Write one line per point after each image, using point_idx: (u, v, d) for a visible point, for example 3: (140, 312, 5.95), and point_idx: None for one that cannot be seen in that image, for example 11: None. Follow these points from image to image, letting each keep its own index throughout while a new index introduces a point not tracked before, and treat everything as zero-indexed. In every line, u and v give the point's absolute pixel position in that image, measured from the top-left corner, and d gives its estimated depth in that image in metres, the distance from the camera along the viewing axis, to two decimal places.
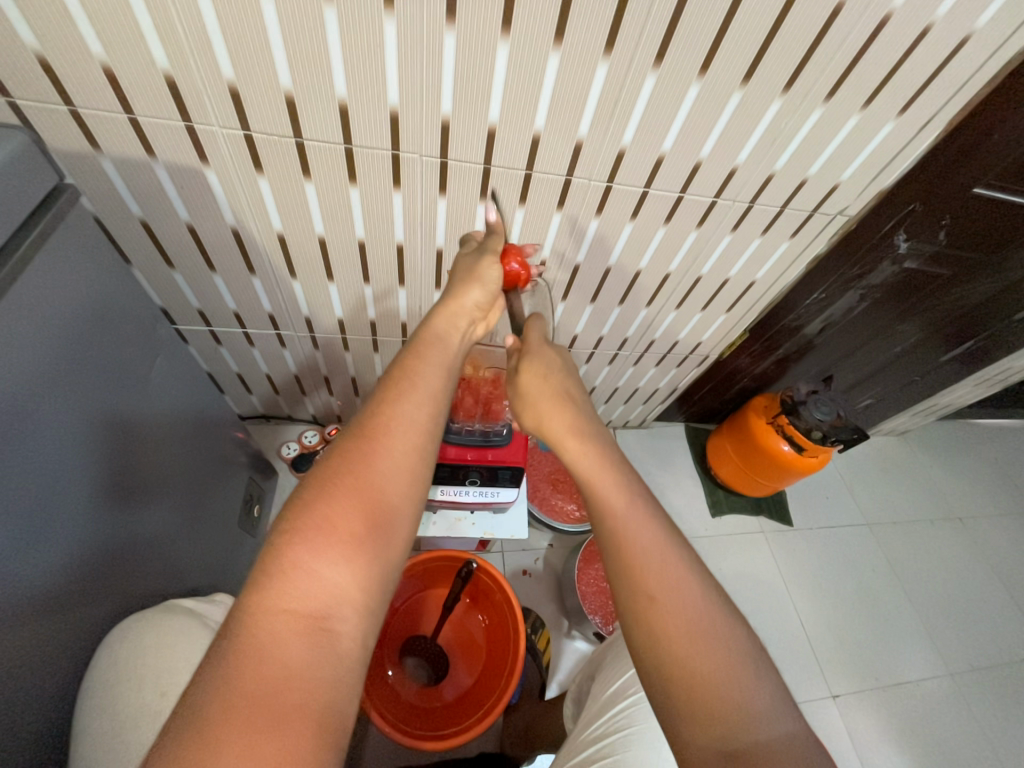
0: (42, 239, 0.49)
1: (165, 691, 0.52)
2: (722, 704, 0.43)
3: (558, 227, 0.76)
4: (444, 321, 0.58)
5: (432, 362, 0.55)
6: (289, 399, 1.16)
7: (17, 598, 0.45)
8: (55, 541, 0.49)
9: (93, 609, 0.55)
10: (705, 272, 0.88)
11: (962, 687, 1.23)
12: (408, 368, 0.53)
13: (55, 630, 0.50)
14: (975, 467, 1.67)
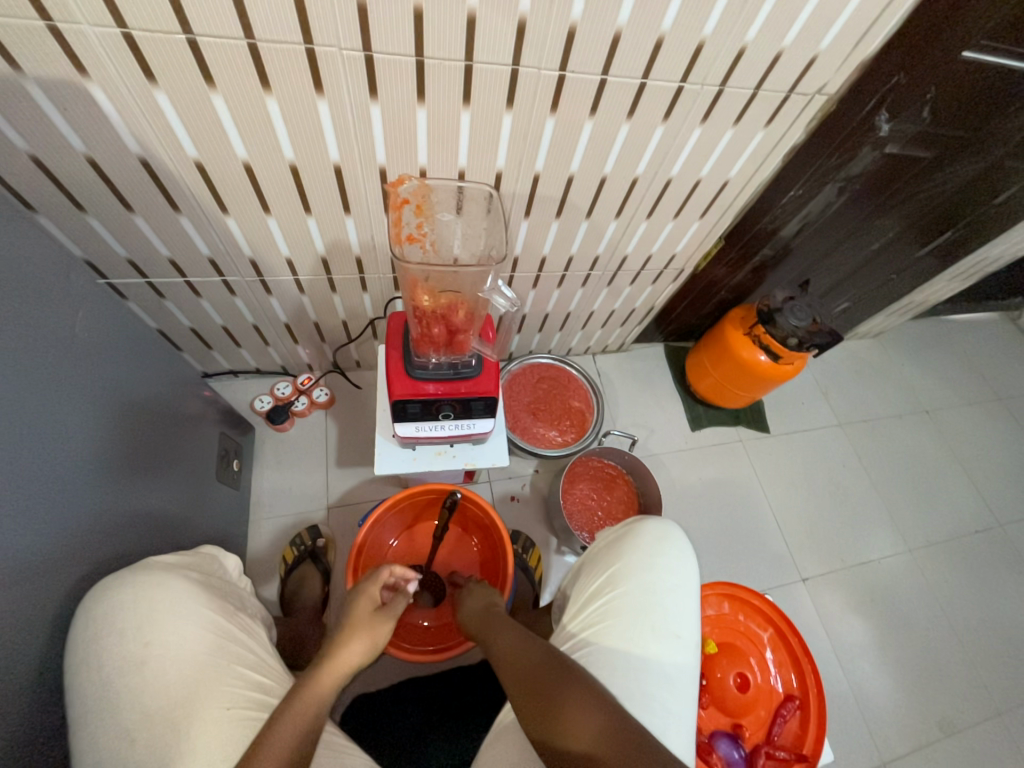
0: None
1: (148, 642, 0.50)
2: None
3: (511, 131, 0.68)
4: (373, 619, 0.62)
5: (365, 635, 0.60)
6: (253, 351, 1.11)
7: None
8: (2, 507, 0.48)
9: (64, 571, 0.54)
10: (675, 175, 0.82)
11: (919, 559, 1.35)
12: (344, 638, 0.58)
13: (22, 592, 0.49)
14: (945, 361, 1.71)
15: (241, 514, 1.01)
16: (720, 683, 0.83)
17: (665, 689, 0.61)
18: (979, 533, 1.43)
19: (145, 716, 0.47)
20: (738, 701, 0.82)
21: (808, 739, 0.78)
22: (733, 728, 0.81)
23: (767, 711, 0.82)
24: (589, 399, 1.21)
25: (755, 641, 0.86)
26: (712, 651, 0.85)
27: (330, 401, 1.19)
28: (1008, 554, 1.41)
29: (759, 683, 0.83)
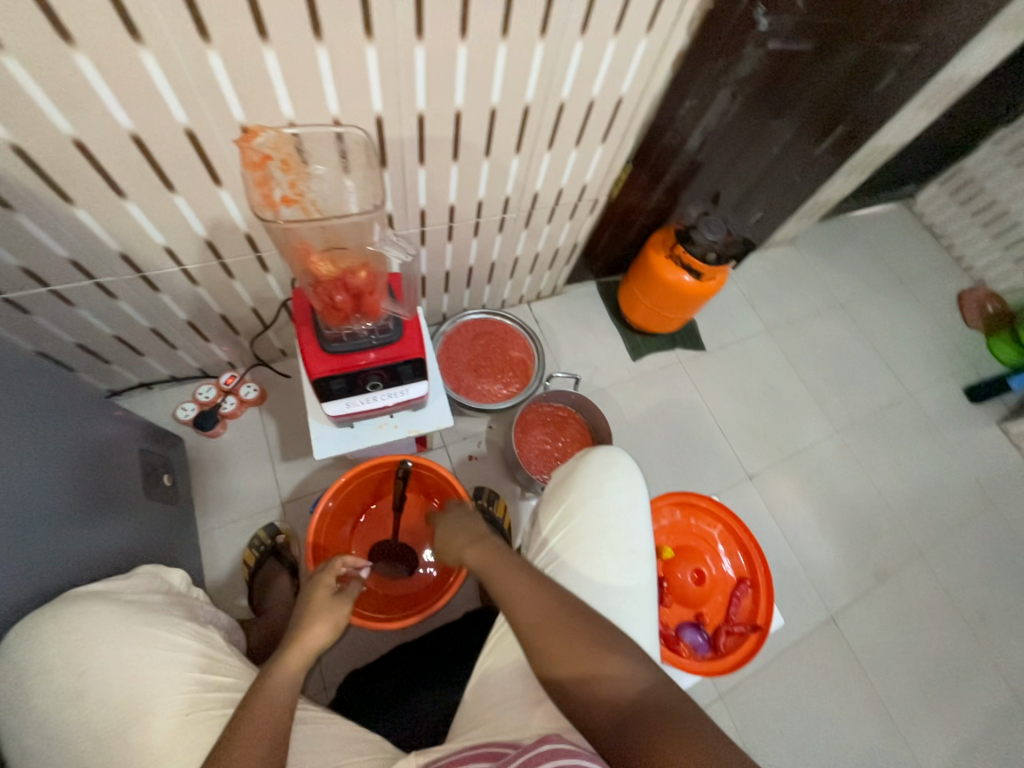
0: None
1: (83, 671, 0.47)
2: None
3: (379, 66, 0.62)
4: (329, 602, 0.59)
5: (324, 617, 0.57)
6: (161, 357, 1.02)
7: None
8: None
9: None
10: (567, 97, 0.78)
11: (846, 438, 1.50)
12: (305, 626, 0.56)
13: None
14: (854, 255, 1.83)
15: (187, 528, 0.96)
16: (680, 581, 0.90)
17: (629, 601, 0.65)
18: (895, 406, 1.58)
19: (98, 742, 0.45)
20: (698, 593, 0.90)
21: (759, 613, 0.87)
22: (696, 617, 0.89)
23: (722, 596, 0.90)
24: (529, 347, 1.20)
25: (707, 539, 0.94)
26: (670, 555, 0.92)
27: (261, 396, 1.13)
28: (919, 420, 1.58)
29: (714, 574, 0.92)
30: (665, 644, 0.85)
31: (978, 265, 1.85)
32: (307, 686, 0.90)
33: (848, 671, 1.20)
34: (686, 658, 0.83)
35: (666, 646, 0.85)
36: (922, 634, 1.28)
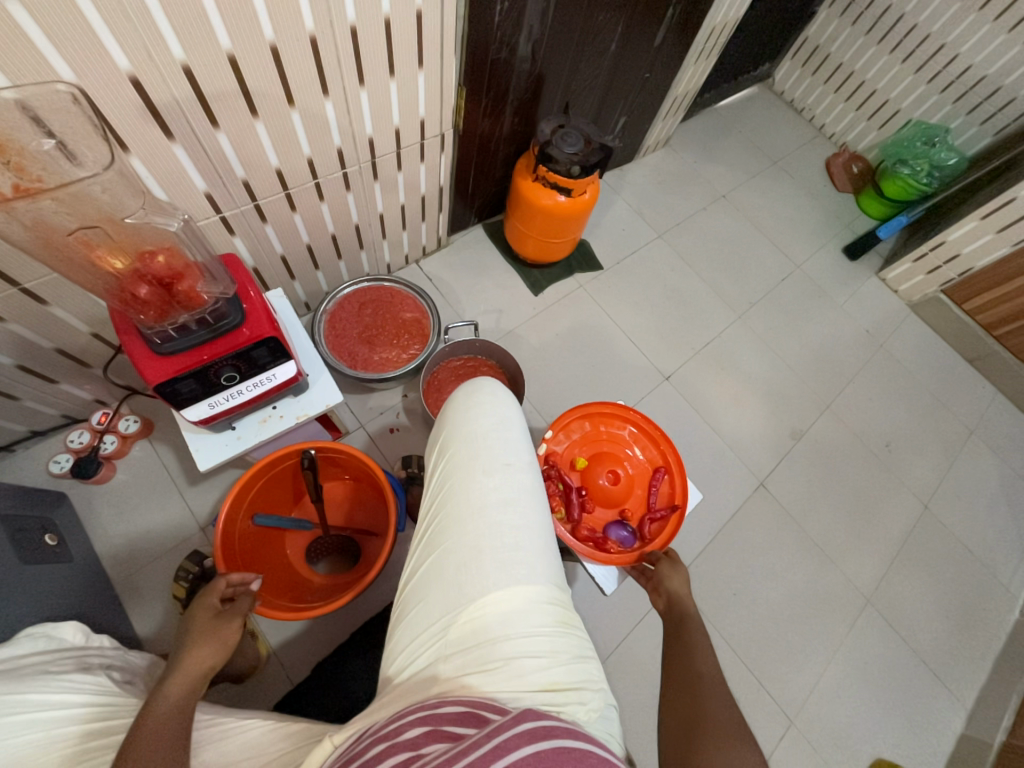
0: None
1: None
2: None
3: (100, 12, 0.53)
4: (216, 618, 0.59)
5: (211, 633, 0.57)
6: (6, 413, 0.91)
7: None
8: None
9: None
10: (356, 18, 0.71)
11: (749, 320, 1.58)
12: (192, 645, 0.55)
13: None
14: (726, 145, 1.87)
15: (97, 581, 0.89)
16: (600, 486, 0.94)
17: (512, 513, 0.57)
18: (786, 280, 1.68)
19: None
20: (618, 492, 0.94)
21: (676, 495, 0.92)
22: (621, 515, 0.94)
23: (643, 490, 0.95)
24: (420, 305, 1.16)
25: (618, 444, 0.99)
26: (586, 463, 0.96)
27: (145, 426, 1.04)
28: (809, 288, 1.68)
29: (631, 472, 0.96)
30: (595, 544, 0.89)
31: (838, 131, 1.94)
32: (271, 689, 0.89)
33: (783, 525, 1.32)
34: (614, 552, 0.87)
35: (595, 546, 0.89)
36: (840, 477, 1.42)
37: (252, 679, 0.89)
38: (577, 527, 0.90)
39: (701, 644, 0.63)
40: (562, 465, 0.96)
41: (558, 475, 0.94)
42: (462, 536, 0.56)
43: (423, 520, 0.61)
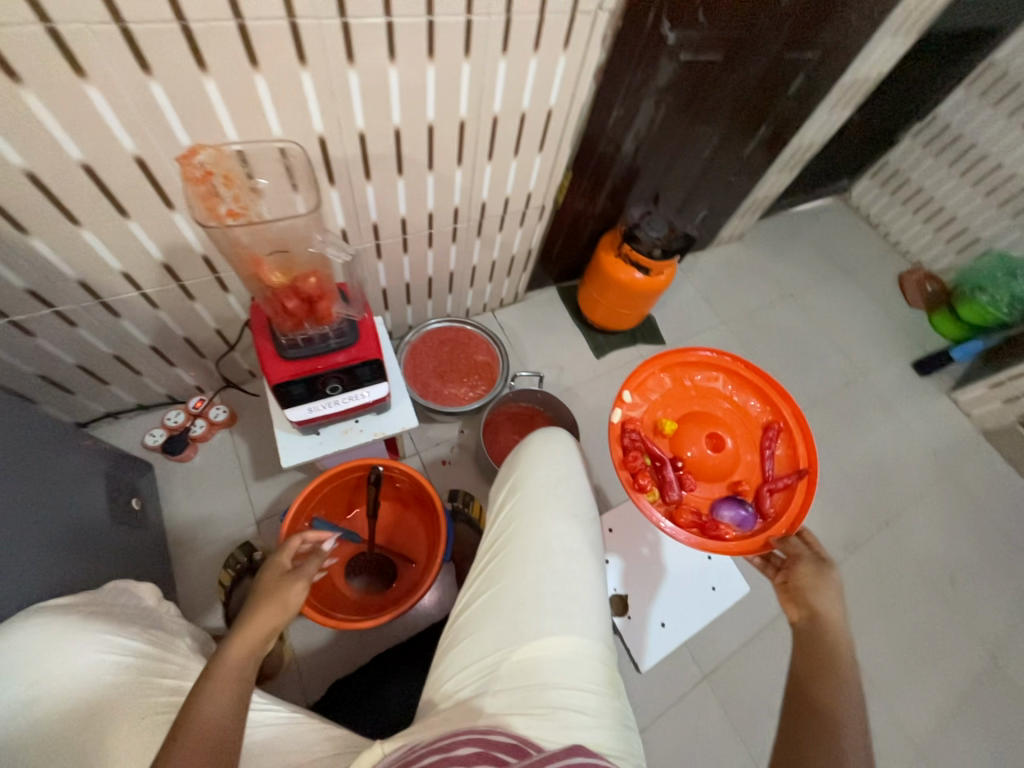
0: None
1: (36, 674, 0.48)
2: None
3: (315, 89, 0.67)
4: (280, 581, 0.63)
5: (276, 594, 0.61)
6: (126, 384, 1.03)
7: None
8: None
9: None
10: (498, 111, 0.84)
11: (807, 418, 1.56)
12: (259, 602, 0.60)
13: None
14: (798, 247, 1.94)
15: (159, 552, 0.95)
16: (701, 457, 0.98)
17: (572, 563, 0.59)
18: (850, 384, 1.66)
19: (47, 747, 0.46)
20: (720, 460, 0.98)
21: (790, 457, 0.95)
22: (729, 492, 0.96)
23: (745, 460, 0.99)
24: (493, 350, 1.24)
25: (701, 393, 1.03)
26: (677, 429, 1.00)
27: (230, 417, 1.14)
28: (873, 397, 1.65)
29: (731, 439, 1.00)
30: (703, 528, 0.91)
31: (914, 249, 1.97)
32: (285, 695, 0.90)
33: None
34: (731, 536, 0.89)
35: (705, 531, 0.90)
36: (895, 602, 1.32)
37: (270, 682, 0.91)
38: (677, 510, 0.93)
39: (848, 664, 0.62)
40: (645, 429, 1.00)
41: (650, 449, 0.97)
42: (522, 576, 0.58)
43: (484, 554, 0.64)
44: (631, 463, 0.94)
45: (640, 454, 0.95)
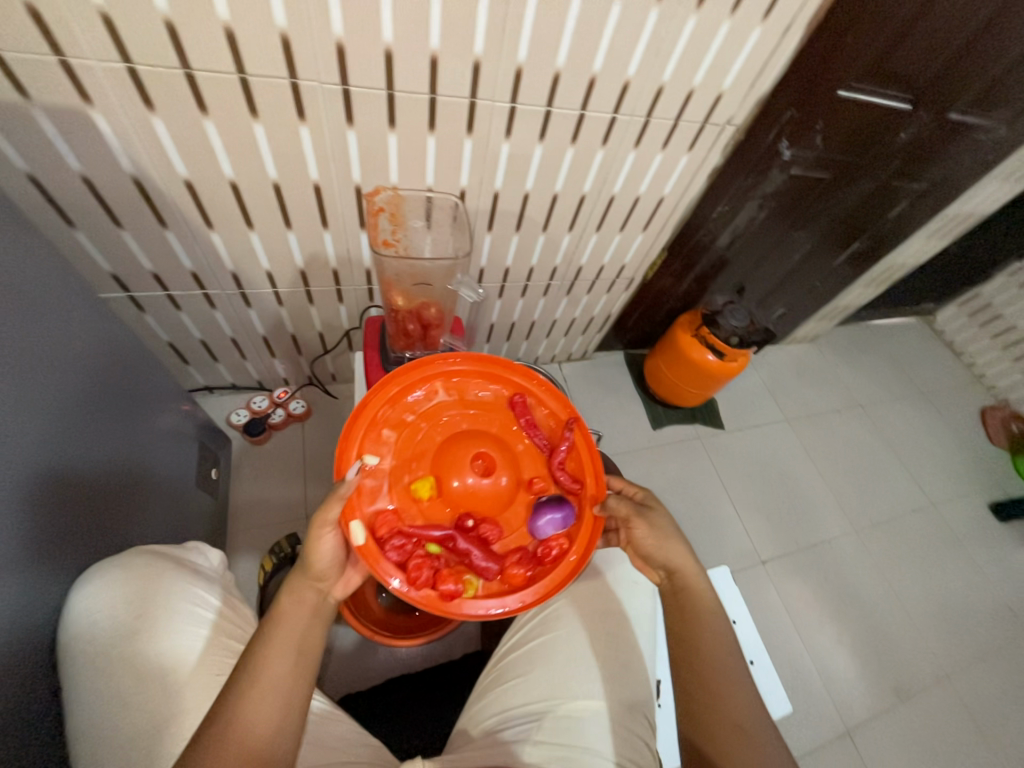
0: None
1: (140, 614, 0.52)
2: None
3: (471, 153, 0.78)
4: (289, 606, 0.57)
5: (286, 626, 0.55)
6: (229, 365, 1.14)
7: None
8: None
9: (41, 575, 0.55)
10: (617, 191, 0.93)
11: (865, 538, 1.47)
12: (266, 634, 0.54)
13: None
14: (873, 360, 1.90)
15: (216, 525, 1.01)
16: (455, 485, 0.65)
17: (625, 630, 0.66)
18: (916, 512, 1.56)
19: (141, 682, 0.49)
20: (501, 428, 0.70)
21: (559, 409, 0.71)
22: (527, 495, 0.67)
23: (501, 464, 0.67)
24: None
25: (476, 363, 0.72)
26: (444, 400, 0.70)
27: (306, 413, 1.22)
28: (940, 531, 1.54)
29: (491, 394, 0.72)
30: (540, 563, 0.63)
31: (1000, 385, 1.89)
32: None
33: None
34: (569, 548, 0.64)
35: (546, 565, 0.63)
36: None
37: None
38: None
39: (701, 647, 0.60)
40: None
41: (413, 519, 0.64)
42: (580, 629, 0.65)
43: (543, 601, 0.71)
44: (390, 554, 0.60)
45: (389, 528, 0.61)
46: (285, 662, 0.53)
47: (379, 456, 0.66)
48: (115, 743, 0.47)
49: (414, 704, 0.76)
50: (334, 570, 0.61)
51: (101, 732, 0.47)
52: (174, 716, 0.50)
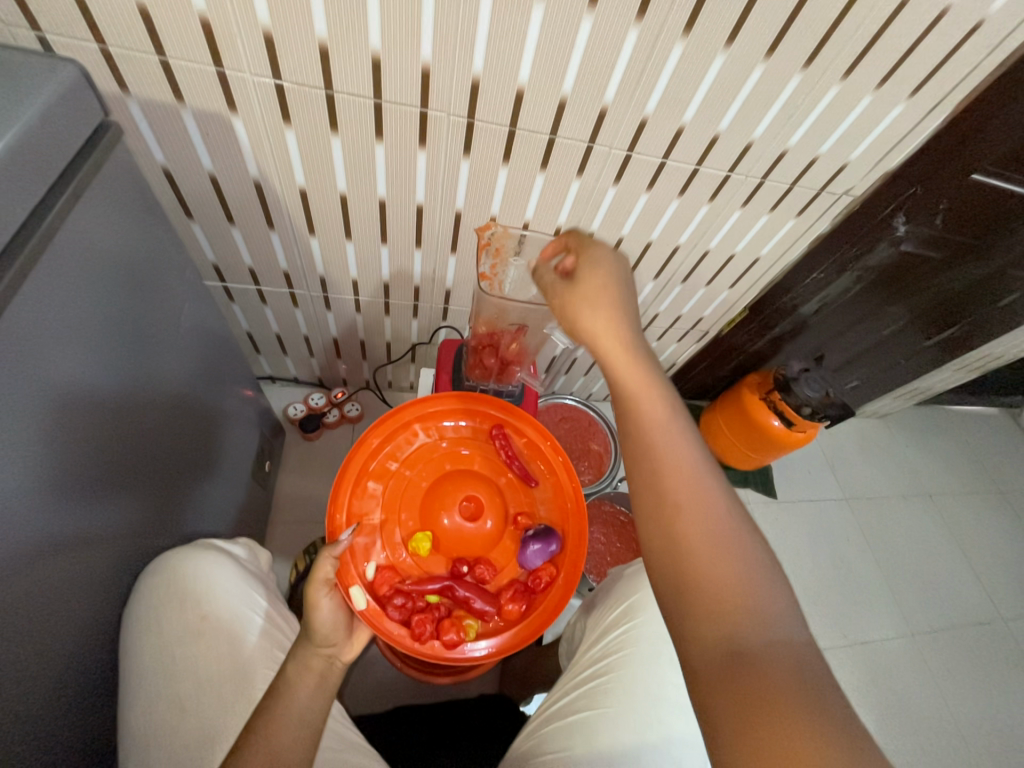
0: (95, 172, 0.50)
1: (205, 614, 0.56)
2: (732, 598, 0.44)
3: (576, 194, 0.77)
4: (293, 672, 0.53)
5: (290, 695, 0.51)
6: (295, 361, 1.17)
7: (66, 537, 0.50)
8: (92, 492, 0.53)
9: (119, 556, 0.58)
10: (712, 246, 0.90)
11: (921, 645, 1.34)
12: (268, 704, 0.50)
13: (87, 564, 0.53)
14: (948, 448, 1.75)
15: (258, 516, 1.03)
16: (446, 526, 0.67)
17: (682, 719, 0.61)
18: (983, 626, 1.41)
19: (199, 686, 0.52)
20: (485, 463, 0.72)
21: (537, 436, 0.72)
22: (514, 530, 0.70)
23: (489, 505, 0.70)
24: (608, 443, 1.19)
25: (454, 402, 0.74)
26: (424, 443, 0.72)
27: (359, 416, 1.23)
28: (1010, 651, 1.39)
29: (469, 430, 0.74)
30: (531, 595, 0.65)
31: None
32: None
33: None
34: (558, 575, 0.66)
35: (537, 597, 0.65)
36: None
37: None
38: None
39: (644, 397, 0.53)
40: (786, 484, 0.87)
41: (408, 571, 0.65)
42: (628, 715, 0.60)
43: (586, 668, 0.66)
44: (392, 613, 0.61)
45: (389, 586, 0.63)
46: (289, 733, 0.49)
47: (369, 512, 0.67)
48: (170, 745, 0.49)
49: (434, 748, 0.72)
50: (341, 633, 0.57)
51: (159, 725, 0.50)
52: (225, 728, 0.51)
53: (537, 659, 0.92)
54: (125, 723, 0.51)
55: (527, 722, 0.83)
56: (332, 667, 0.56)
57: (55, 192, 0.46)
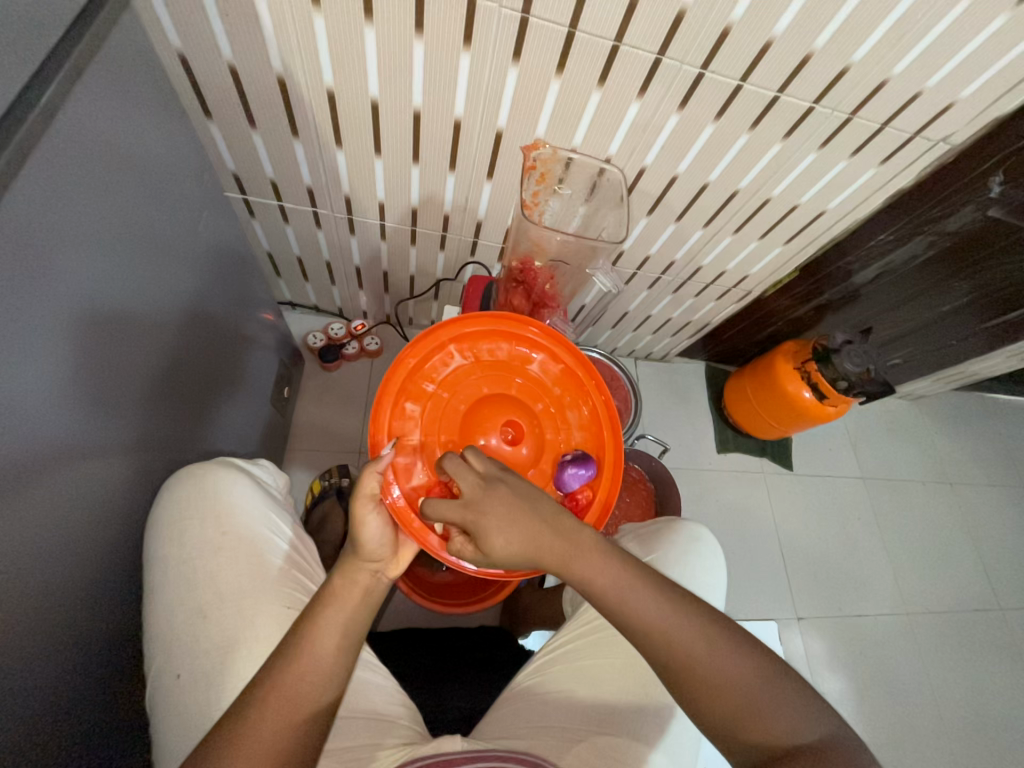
0: (99, 44, 0.44)
1: (226, 531, 0.57)
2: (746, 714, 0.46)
3: (634, 117, 0.68)
4: (340, 586, 0.53)
5: (337, 608, 0.52)
6: (317, 287, 1.13)
7: (88, 439, 0.50)
8: (108, 398, 0.52)
9: (139, 463, 0.59)
10: (775, 195, 0.82)
11: (913, 623, 1.36)
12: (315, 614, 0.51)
13: (107, 468, 0.53)
14: (979, 437, 1.68)
15: (276, 440, 1.04)
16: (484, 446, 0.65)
17: None
18: (978, 612, 1.42)
19: (219, 597, 0.54)
20: (523, 389, 0.69)
21: (574, 364, 0.70)
22: (553, 457, 0.67)
23: (528, 430, 0.66)
24: (629, 400, 1.13)
25: (488, 326, 0.69)
26: (461, 366, 0.69)
27: (378, 351, 1.21)
28: (1002, 640, 1.40)
29: (505, 354, 0.70)
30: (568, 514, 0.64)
31: None
32: None
33: None
34: (596, 495, 0.65)
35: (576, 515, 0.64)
36: None
37: None
38: None
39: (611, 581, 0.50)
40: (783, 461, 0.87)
41: None
42: (632, 663, 0.63)
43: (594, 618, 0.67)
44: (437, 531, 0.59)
45: None
46: (334, 639, 0.50)
47: (409, 433, 0.65)
48: (192, 649, 0.51)
49: (437, 673, 0.76)
50: (387, 549, 0.57)
51: (182, 632, 0.52)
52: (243, 640, 0.52)
53: (539, 600, 0.94)
54: (149, 625, 0.53)
55: (524, 656, 0.87)
56: (377, 590, 0.56)
57: (54, 61, 0.41)
